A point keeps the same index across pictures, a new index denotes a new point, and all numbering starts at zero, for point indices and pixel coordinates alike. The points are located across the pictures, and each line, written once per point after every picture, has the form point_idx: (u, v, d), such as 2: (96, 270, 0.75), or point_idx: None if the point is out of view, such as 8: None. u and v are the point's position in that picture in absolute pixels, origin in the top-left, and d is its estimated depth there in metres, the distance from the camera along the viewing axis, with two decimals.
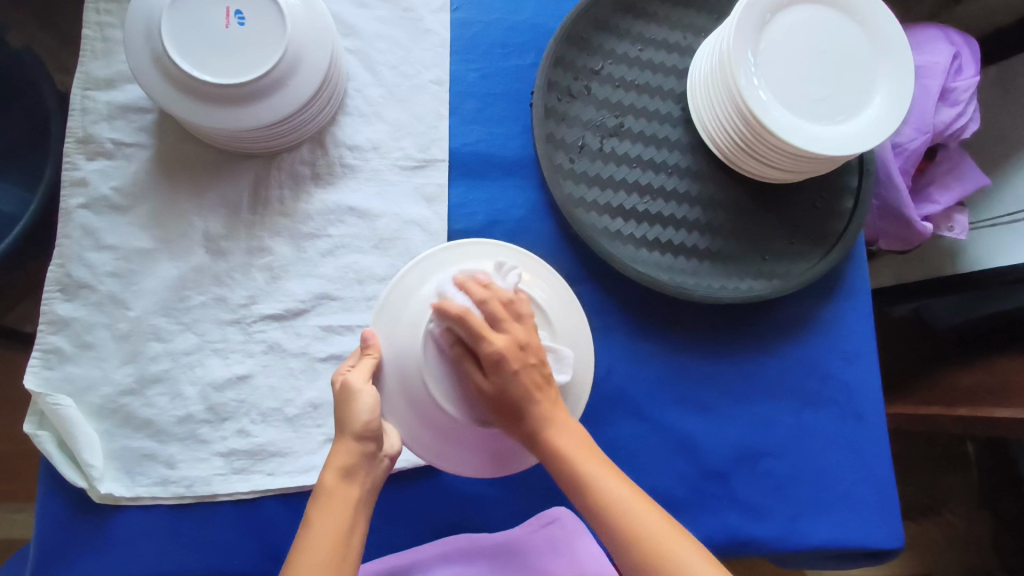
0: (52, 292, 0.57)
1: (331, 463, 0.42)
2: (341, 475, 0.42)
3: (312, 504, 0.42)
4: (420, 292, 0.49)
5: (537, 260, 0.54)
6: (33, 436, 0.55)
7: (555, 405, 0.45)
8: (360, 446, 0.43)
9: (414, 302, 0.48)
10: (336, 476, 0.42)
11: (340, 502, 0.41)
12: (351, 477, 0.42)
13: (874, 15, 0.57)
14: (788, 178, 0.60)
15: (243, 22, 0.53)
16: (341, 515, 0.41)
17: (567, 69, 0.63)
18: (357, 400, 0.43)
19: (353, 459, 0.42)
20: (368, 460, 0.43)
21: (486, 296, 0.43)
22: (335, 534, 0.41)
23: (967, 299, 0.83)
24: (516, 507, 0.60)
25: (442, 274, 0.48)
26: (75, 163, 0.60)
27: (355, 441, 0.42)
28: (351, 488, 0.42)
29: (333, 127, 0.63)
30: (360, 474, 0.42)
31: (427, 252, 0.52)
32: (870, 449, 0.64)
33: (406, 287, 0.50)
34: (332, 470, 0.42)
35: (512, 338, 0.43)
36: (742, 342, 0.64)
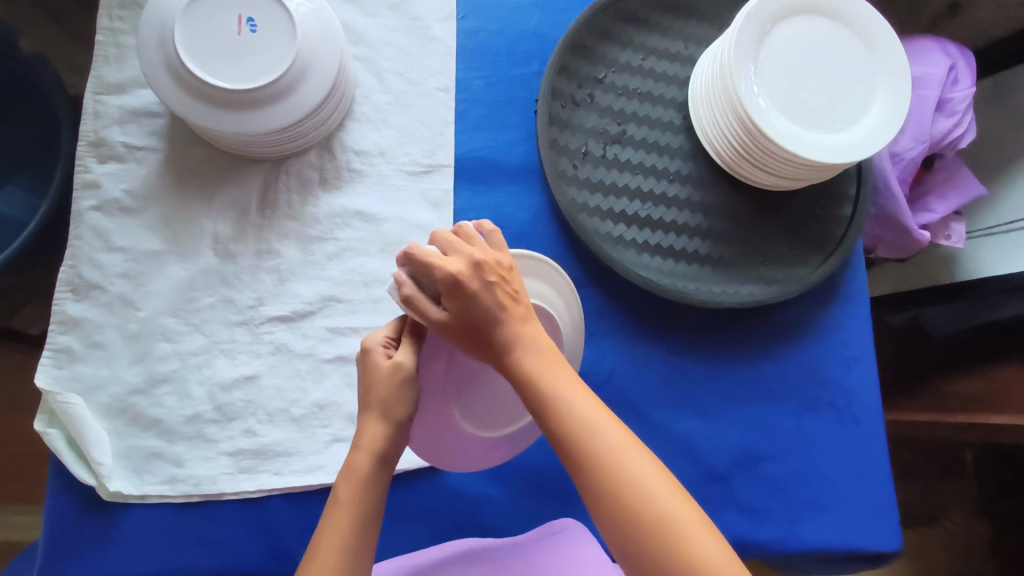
0: (63, 293, 0.58)
1: (367, 445, 0.43)
2: (376, 461, 0.43)
3: (341, 485, 0.43)
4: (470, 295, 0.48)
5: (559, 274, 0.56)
6: (43, 434, 0.56)
7: (527, 323, 0.45)
8: (394, 433, 0.44)
9: None
10: (370, 458, 0.43)
11: (371, 485, 0.43)
12: (383, 463, 0.44)
13: (870, 26, 0.58)
14: (789, 184, 0.61)
15: (255, 28, 0.54)
16: (372, 502, 0.43)
17: (570, 77, 0.64)
18: (409, 390, 0.44)
19: (390, 445, 0.44)
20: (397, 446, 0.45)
21: (462, 229, 0.47)
22: (366, 517, 0.43)
23: (959, 312, 0.82)
24: (521, 508, 0.60)
25: None
26: (87, 166, 0.61)
27: (393, 427, 0.44)
28: (383, 473, 0.44)
29: (341, 132, 0.64)
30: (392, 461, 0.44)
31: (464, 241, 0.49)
32: (867, 452, 0.65)
33: None
34: (366, 451, 0.43)
35: (467, 258, 0.44)
36: (743, 346, 0.65)
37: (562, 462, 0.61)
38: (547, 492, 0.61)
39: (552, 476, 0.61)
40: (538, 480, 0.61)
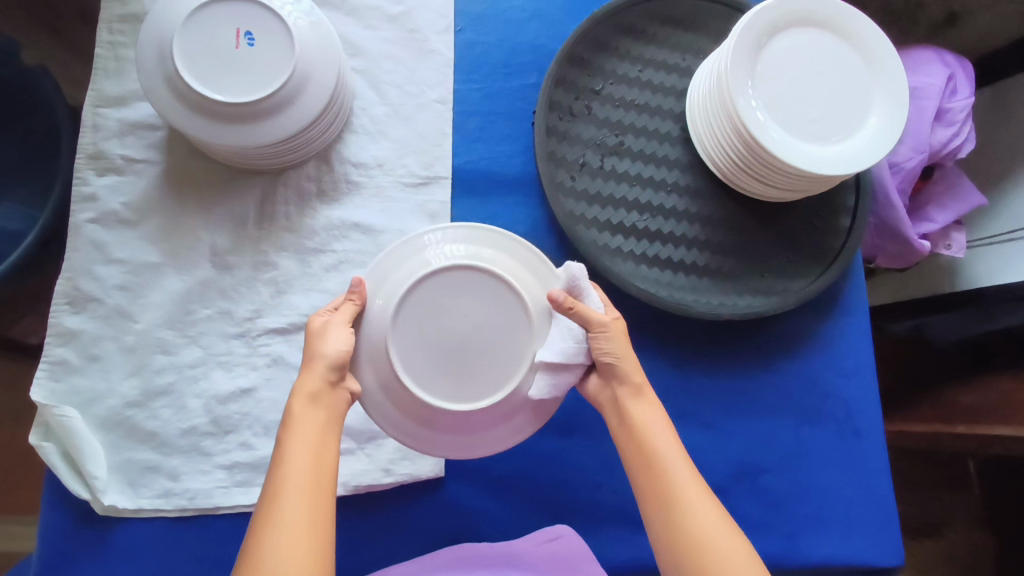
0: (60, 305, 0.58)
1: (299, 391, 0.46)
2: (308, 400, 0.45)
3: (283, 430, 0.44)
4: (422, 256, 0.49)
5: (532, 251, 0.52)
6: (38, 448, 0.56)
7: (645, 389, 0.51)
8: (325, 374, 0.46)
9: (408, 267, 0.49)
10: (302, 401, 0.45)
11: (311, 424, 0.45)
12: (317, 400, 0.45)
13: (867, 38, 0.58)
14: (787, 196, 0.61)
15: (253, 42, 0.55)
16: (310, 433, 0.44)
17: (567, 89, 0.64)
18: (329, 336, 0.47)
19: (318, 384, 0.46)
20: (331, 387, 0.46)
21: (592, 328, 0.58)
22: (311, 452, 0.43)
23: (961, 319, 0.81)
24: (518, 521, 0.60)
25: (446, 254, 0.49)
26: (86, 178, 0.61)
27: (323, 368, 0.46)
28: (318, 413, 0.45)
29: (338, 144, 0.64)
30: (324, 399, 0.46)
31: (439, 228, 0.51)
32: (869, 467, 0.64)
33: (408, 255, 0.50)
34: (300, 393, 0.45)
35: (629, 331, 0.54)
36: (741, 358, 0.65)
37: (560, 475, 0.61)
38: (545, 506, 0.60)
39: (549, 489, 0.60)
40: (535, 494, 0.60)
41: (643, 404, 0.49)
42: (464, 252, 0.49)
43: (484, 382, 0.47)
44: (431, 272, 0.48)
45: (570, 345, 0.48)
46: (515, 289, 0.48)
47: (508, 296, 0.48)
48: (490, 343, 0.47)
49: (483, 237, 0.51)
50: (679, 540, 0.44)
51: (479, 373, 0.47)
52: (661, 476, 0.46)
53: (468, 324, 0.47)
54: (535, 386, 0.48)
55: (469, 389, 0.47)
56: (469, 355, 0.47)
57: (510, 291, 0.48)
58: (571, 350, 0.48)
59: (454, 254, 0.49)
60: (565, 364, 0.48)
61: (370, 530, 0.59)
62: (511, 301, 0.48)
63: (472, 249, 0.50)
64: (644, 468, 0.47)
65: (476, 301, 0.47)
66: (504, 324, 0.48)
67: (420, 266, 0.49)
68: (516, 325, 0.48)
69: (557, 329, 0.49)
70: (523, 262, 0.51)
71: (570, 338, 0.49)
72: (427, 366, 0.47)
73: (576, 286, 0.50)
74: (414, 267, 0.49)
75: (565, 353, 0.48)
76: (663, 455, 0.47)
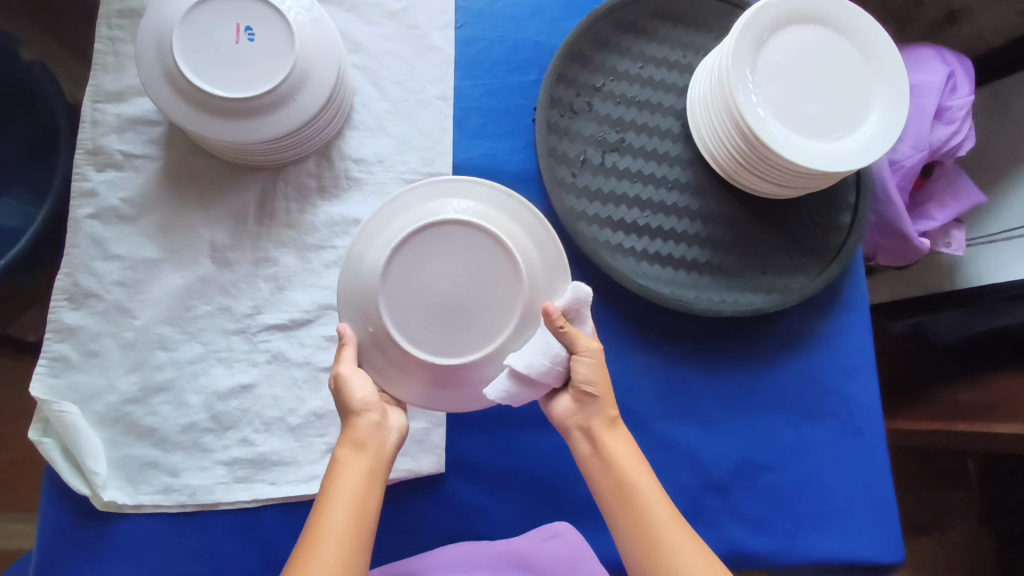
0: (59, 301, 0.58)
1: (346, 439, 0.48)
2: (353, 447, 0.47)
3: (329, 471, 0.47)
4: (408, 213, 0.49)
5: (522, 205, 0.51)
6: (38, 444, 0.55)
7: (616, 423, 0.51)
8: (365, 420, 0.48)
9: (395, 224, 0.48)
10: (349, 448, 0.47)
11: (354, 472, 0.46)
12: (361, 447, 0.48)
13: (868, 35, 0.58)
14: (787, 193, 0.61)
15: (253, 38, 0.54)
16: (355, 477, 0.46)
17: (569, 86, 0.64)
18: (351, 385, 0.48)
19: (362, 432, 0.48)
20: (375, 430, 0.48)
21: None
22: (356, 494, 0.45)
23: (961, 319, 0.81)
24: (518, 517, 0.60)
25: (432, 209, 0.48)
26: (84, 174, 0.61)
27: (364, 416, 0.48)
28: (362, 458, 0.47)
29: (338, 140, 0.64)
30: (369, 444, 0.48)
31: (426, 184, 0.50)
32: (869, 465, 0.64)
33: (395, 212, 0.49)
34: (347, 440, 0.48)
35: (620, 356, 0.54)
36: (742, 356, 0.65)
37: (562, 472, 0.60)
38: (545, 503, 0.60)
39: (550, 485, 0.60)
40: (535, 490, 0.60)
41: (616, 436, 0.50)
42: (452, 207, 0.48)
43: (481, 340, 0.46)
44: (417, 229, 0.46)
45: (543, 364, 0.47)
46: (504, 245, 0.47)
47: (498, 251, 0.47)
48: (480, 283, 0.47)
49: (471, 191, 0.50)
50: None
51: (484, 316, 0.46)
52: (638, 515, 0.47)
53: (454, 282, 0.46)
54: (492, 385, 0.46)
55: (466, 347, 0.47)
56: (463, 312, 0.46)
57: (500, 247, 0.47)
58: (540, 368, 0.47)
59: (413, 220, 0.48)
60: (530, 378, 0.47)
61: None
62: (470, 236, 0.47)
63: (461, 204, 0.49)
64: (620, 506, 0.48)
65: (467, 257, 0.47)
66: (497, 279, 0.47)
67: (408, 222, 0.48)
68: (509, 281, 0.47)
69: (538, 339, 0.47)
70: (516, 217, 0.50)
71: (546, 357, 0.47)
72: (421, 325, 0.46)
73: (576, 310, 0.48)
74: (401, 225, 0.48)
75: (533, 368, 0.46)
76: (641, 495, 0.48)
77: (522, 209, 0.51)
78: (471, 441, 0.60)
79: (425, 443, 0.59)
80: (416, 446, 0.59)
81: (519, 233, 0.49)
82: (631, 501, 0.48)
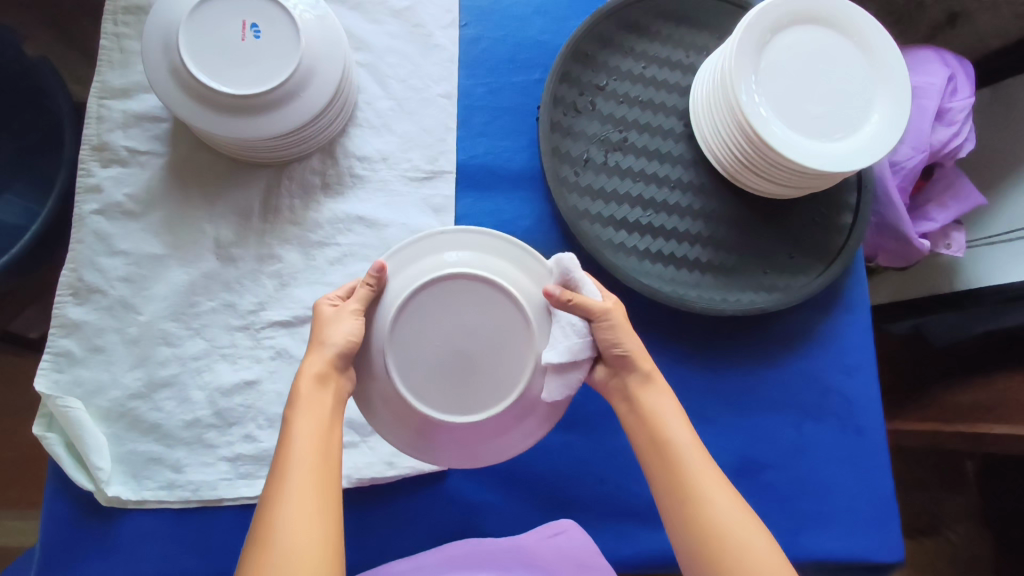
0: (64, 296, 0.58)
1: (306, 372, 0.45)
2: (316, 381, 0.45)
3: (289, 408, 0.45)
4: (428, 259, 0.49)
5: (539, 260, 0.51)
6: (42, 439, 0.56)
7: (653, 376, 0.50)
8: (333, 357, 0.46)
9: (414, 268, 0.48)
10: (311, 382, 0.45)
11: (317, 405, 0.44)
12: (324, 382, 0.45)
13: (870, 36, 0.58)
14: (789, 193, 0.61)
15: (260, 34, 0.55)
16: (318, 412, 0.44)
17: (572, 85, 0.64)
18: (337, 323, 0.47)
19: (326, 366, 0.45)
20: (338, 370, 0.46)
21: None
22: (318, 429, 0.44)
23: (957, 322, 0.81)
24: (521, 515, 0.60)
25: (452, 259, 0.48)
26: (90, 170, 0.61)
27: (331, 353, 0.46)
28: (325, 393, 0.45)
29: (342, 138, 0.64)
30: (331, 381, 0.46)
31: (448, 231, 0.50)
32: (870, 461, 0.65)
33: (415, 255, 0.49)
34: (307, 373, 0.45)
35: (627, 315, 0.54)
36: (743, 355, 0.65)
37: (565, 469, 0.61)
38: (549, 500, 0.60)
39: (553, 484, 0.60)
40: (539, 488, 0.60)
41: (653, 391, 0.50)
42: (473, 260, 0.48)
43: (481, 398, 0.46)
44: (434, 278, 0.47)
45: (574, 340, 0.47)
46: (520, 307, 0.47)
47: (513, 313, 0.47)
48: (485, 323, 0.46)
49: (492, 244, 0.50)
50: (696, 536, 0.45)
51: (492, 368, 0.46)
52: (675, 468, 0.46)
53: (464, 335, 0.46)
54: (546, 389, 0.47)
55: (466, 403, 0.46)
56: (467, 366, 0.46)
57: (515, 309, 0.47)
58: (575, 346, 0.47)
59: (432, 267, 0.48)
60: (574, 361, 0.47)
61: (373, 522, 0.59)
62: (487, 293, 0.47)
63: (480, 257, 0.49)
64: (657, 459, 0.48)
65: (479, 316, 0.46)
66: (508, 341, 0.47)
67: (428, 269, 0.48)
68: (518, 344, 0.47)
69: (557, 325, 0.47)
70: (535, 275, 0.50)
71: (574, 335, 0.47)
72: (422, 377, 0.46)
73: (570, 278, 0.48)
74: (420, 271, 0.48)
75: (571, 350, 0.47)
76: (675, 449, 0.47)
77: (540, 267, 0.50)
78: None
79: None
80: None
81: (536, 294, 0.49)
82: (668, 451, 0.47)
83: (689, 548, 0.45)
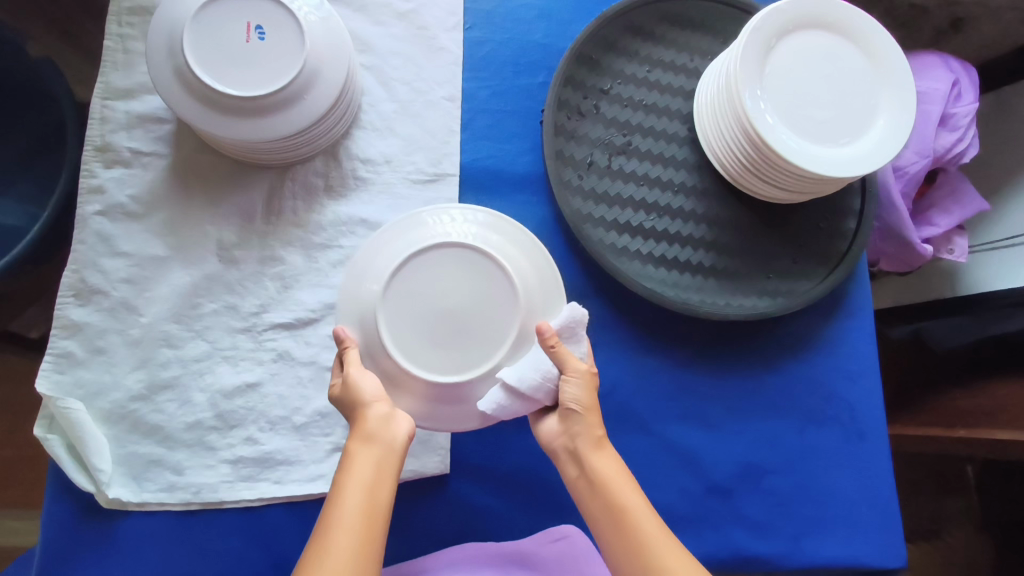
0: (66, 298, 0.58)
1: (356, 433, 0.46)
2: (364, 441, 0.45)
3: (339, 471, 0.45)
4: (404, 237, 0.50)
5: (513, 225, 0.53)
6: (43, 441, 0.55)
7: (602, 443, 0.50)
8: (373, 412, 0.46)
9: (390, 249, 0.50)
10: (360, 443, 0.45)
11: (367, 467, 0.45)
12: (371, 441, 0.45)
13: (874, 42, 0.58)
14: (792, 198, 0.61)
15: (264, 37, 0.54)
16: (365, 475, 0.44)
17: (576, 88, 0.64)
18: (360, 375, 0.48)
19: (371, 424, 0.46)
20: (385, 425, 0.46)
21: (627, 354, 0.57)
22: (365, 493, 0.44)
23: (962, 324, 0.81)
24: (522, 519, 0.60)
25: (426, 233, 0.50)
26: (92, 171, 0.61)
27: (373, 411, 0.46)
28: (373, 457, 0.45)
29: (346, 140, 0.64)
30: (379, 438, 0.46)
31: (420, 211, 0.52)
32: (872, 469, 0.64)
33: (391, 237, 0.51)
34: (357, 436, 0.46)
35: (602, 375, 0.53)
36: (746, 360, 0.65)
37: None
38: (550, 505, 0.60)
39: (555, 490, 0.60)
40: (541, 493, 0.60)
41: (603, 456, 0.49)
42: (446, 230, 0.50)
43: (484, 353, 0.47)
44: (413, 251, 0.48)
45: (535, 379, 0.47)
46: (500, 262, 0.48)
47: (494, 269, 0.48)
48: (457, 276, 0.48)
49: (466, 215, 0.52)
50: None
51: (487, 324, 0.48)
52: (626, 535, 0.46)
53: (454, 297, 0.48)
54: (485, 399, 0.47)
55: (469, 361, 0.47)
56: (463, 326, 0.47)
57: (496, 265, 0.48)
58: (531, 383, 0.47)
59: (409, 243, 0.50)
60: (522, 393, 0.47)
61: None
62: (466, 256, 0.48)
63: (455, 227, 0.51)
64: (609, 529, 0.47)
65: (464, 276, 0.48)
66: (495, 296, 0.48)
67: (405, 246, 0.50)
68: (505, 295, 0.48)
69: (531, 356, 0.48)
70: (511, 238, 0.52)
71: (538, 373, 0.47)
72: (422, 343, 0.47)
73: (570, 328, 0.49)
74: (397, 249, 0.50)
75: (524, 383, 0.47)
76: (630, 515, 0.47)
77: (517, 231, 0.53)
78: (476, 441, 0.60)
79: (429, 443, 0.59)
80: (421, 447, 0.59)
81: (515, 254, 0.51)
82: (618, 518, 0.47)
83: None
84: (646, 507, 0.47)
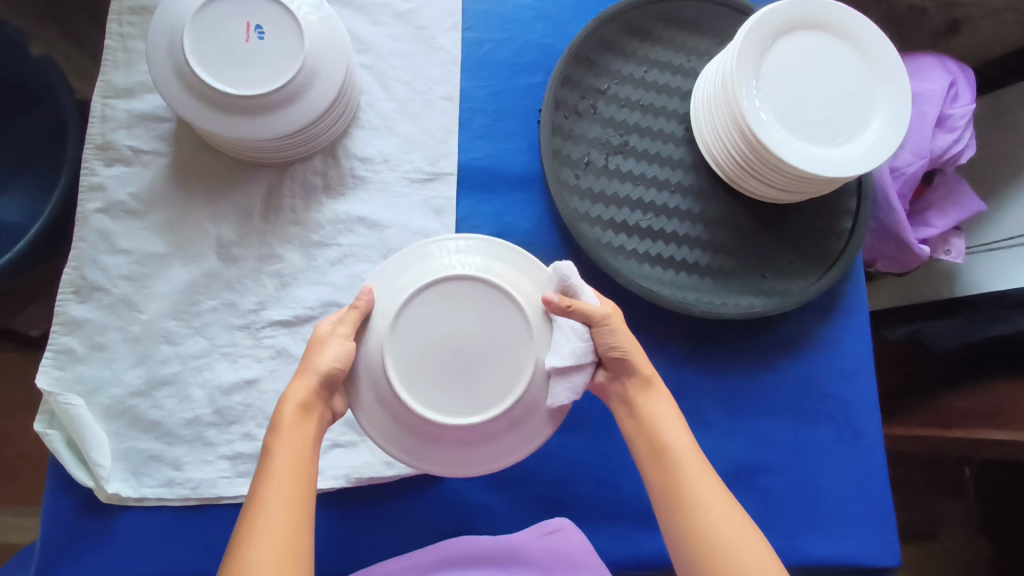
0: (66, 294, 0.59)
1: (289, 400, 0.47)
2: (299, 411, 0.46)
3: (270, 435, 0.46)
4: (409, 272, 0.50)
5: (521, 253, 0.52)
6: (43, 435, 0.56)
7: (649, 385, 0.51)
8: (318, 385, 0.47)
9: (396, 285, 0.49)
10: (293, 411, 0.46)
11: (298, 435, 0.46)
12: (306, 411, 0.47)
13: (869, 43, 0.59)
14: (789, 198, 0.61)
15: (263, 36, 0.55)
16: (297, 443, 0.45)
17: (573, 88, 0.65)
18: (328, 346, 0.47)
19: (308, 395, 0.47)
20: (321, 400, 0.48)
21: None
22: (297, 463, 0.45)
23: (960, 325, 0.81)
24: (519, 516, 0.60)
25: (431, 267, 0.49)
26: (93, 169, 0.61)
27: (314, 380, 0.47)
28: (306, 426, 0.46)
29: (345, 139, 0.64)
30: (313, 410, 0.47)
31: (424, 242, 0.51)
32: (870, 464, 0.65)
33: (396, 272, 0.50)
34: (291, 402, 0.46)
35: None
36: (742, 359, 0.65)
37: (563, 471, 0.61)
38: (546, 501, 0.60)
39: (552, 486, 0.61)
40: (537, 489, 0.61)
41: (650, 399, 0.51)
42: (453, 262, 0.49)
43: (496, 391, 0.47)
44: (421, 288, 0.47)
45: (577, 344, 0.48)
46: (512, 297, 0.48)
47: (506, 305, 0.48)
48: (451, 312, 0.47)
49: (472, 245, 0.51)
50: (691, 538, 0.46)
51: (499, 363, 0.47)
52: (669, 473, 0.48)
53: (464, 335, 0.47)
54: (552, 394, 0.47)
55: (481, 400, 0.47)
56: (474, 363, 0.47)
57: (507, 301, 0.48)
58: (580, 348, 0.48)
59: (416, 277, 0.49)
60: (577, 363, 0.48)
61: (371, 521, 0.59)
62: (476, 292, 0.48)
63: (461, 259, 0.50)
64: (654, 466, 0.49)
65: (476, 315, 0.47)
66: (508, 334, 0.48)
67: (411, 280, 0.49)
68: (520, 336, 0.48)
69: (558, 331, 0.48)
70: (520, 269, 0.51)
71: (576, 337, 0.48)
72: (434, 386, 0.47)
73: (569, 284, 0.50)
74: (403, 285, 0.49)
75: (574, 352, 0.48)
76: (675, 455, 0.48)
77: (524, 259, 0.52)
78: None
79: None
80: None
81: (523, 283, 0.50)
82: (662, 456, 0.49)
83: (684, 552, 0.46)
84: (692, 450, 0.49)
